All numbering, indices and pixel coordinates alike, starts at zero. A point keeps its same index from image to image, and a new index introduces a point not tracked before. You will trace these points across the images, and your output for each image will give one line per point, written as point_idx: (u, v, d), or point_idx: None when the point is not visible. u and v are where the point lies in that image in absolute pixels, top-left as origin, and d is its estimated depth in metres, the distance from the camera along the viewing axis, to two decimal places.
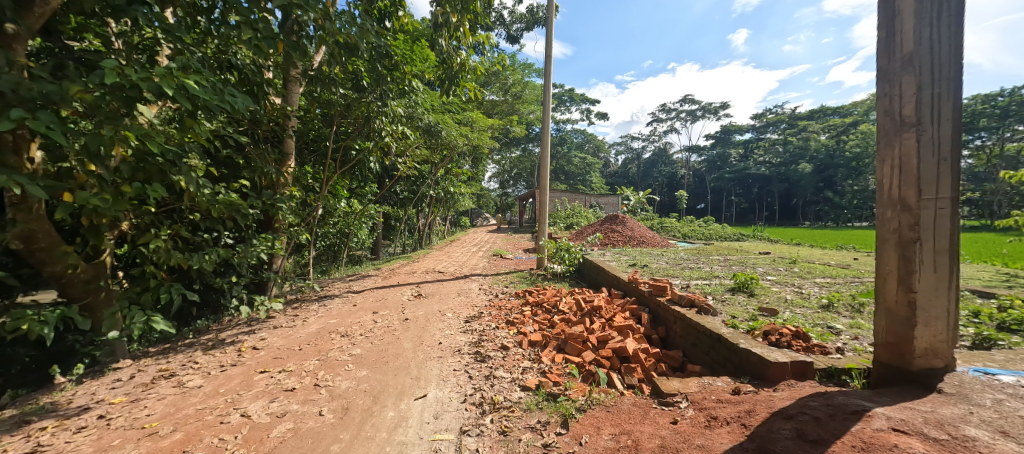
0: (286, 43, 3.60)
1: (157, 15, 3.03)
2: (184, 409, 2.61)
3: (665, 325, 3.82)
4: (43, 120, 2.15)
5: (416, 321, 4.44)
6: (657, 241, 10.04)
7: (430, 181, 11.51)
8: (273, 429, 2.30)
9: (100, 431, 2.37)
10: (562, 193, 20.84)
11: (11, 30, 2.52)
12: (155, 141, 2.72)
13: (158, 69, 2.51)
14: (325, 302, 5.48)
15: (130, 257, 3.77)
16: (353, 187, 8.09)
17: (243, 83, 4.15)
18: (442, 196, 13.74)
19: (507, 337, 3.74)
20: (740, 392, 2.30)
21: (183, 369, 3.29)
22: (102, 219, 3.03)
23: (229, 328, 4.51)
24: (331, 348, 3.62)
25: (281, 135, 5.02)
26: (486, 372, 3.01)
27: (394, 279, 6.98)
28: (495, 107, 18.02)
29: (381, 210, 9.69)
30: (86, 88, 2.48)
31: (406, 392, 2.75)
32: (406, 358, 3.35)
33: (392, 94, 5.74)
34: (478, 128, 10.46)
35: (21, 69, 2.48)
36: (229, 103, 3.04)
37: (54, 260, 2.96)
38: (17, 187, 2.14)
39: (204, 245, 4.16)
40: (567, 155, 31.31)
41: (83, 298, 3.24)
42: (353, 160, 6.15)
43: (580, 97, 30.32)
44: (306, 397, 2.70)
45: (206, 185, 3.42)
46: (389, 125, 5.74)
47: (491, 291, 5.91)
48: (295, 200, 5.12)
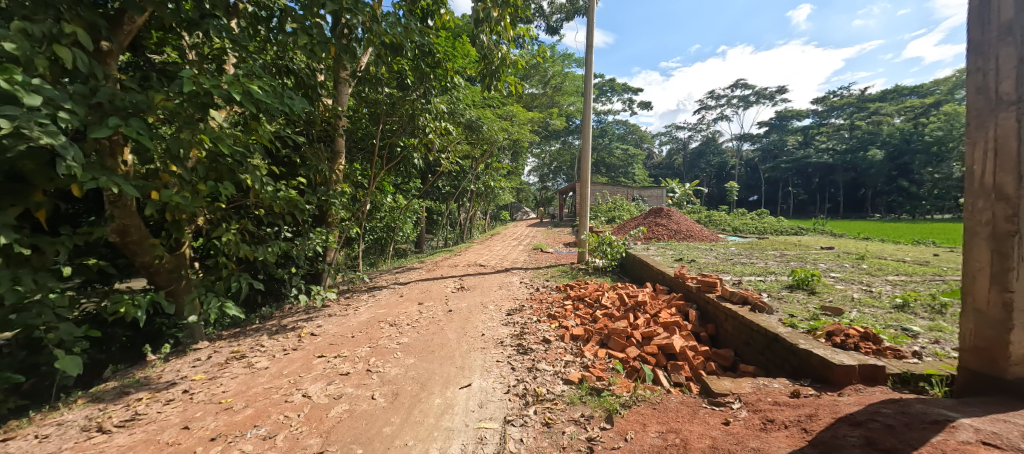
0: (337, 46, 3.79)
1: (225, 26, 3.29)
2: (253, 388, 2.85)
3: (714, 323, 3.66)
4: (135, 126, 2.41)
5: (459, 312, 4.56)
6: (705, 235, 9.59)
7: (471, 176, 11.69)
8: (331, 410, 2.47)
9: (185, 403, 2.65)
10: (604, 186, 20.44)
11: (107, 47, 2.84)
12: (225, 143, 2.98)
13: (227, 77, 2.74)
14: (374, 292, 5.77)
15: (205, 249, 4.17)
16: (398, 183, 8.41)
17: (299, 86, 4.42)
18: (483, 191, 13.94)
19: (549, 330, 3.74)
20: (799, 395, 2.16)
21: (251, 351, 3.60)
22: (183, 215, 3.37)
23: (290, 315, 4.86)
24: (381, 337, 3.81)
25: (332, 135, 5.30)
26: (527, 364, 3.04)
27: (437, 272, 7.20)
28: (535, 100, 17.90)
29: (425, 205, 10.00)
30: (168, 97, 2.75)
31: (451, 380, 2.84)
32: (451, 348, 3.46)
33: (435, 92, 5.87)
34: (518, 122, 10.48)
35: (116, 82, 2.79)
36: (288, 106, 3.25)
37: (144, 252, 3.33)
38: (115, 187, 2.44)
39: (267, 238, 4.49)
40: (608, 147, 30.58)
41: (168, 285, 3.62)
42: (399, 156, 6.38)
43: (622, 86, 29.38)
44: (359, 382, 2.86)
45: (268, 182, 3.70)
46: (432, 122, 5.88)
47: (532, 284, 5.94)
48: (346, 196, 5.40)
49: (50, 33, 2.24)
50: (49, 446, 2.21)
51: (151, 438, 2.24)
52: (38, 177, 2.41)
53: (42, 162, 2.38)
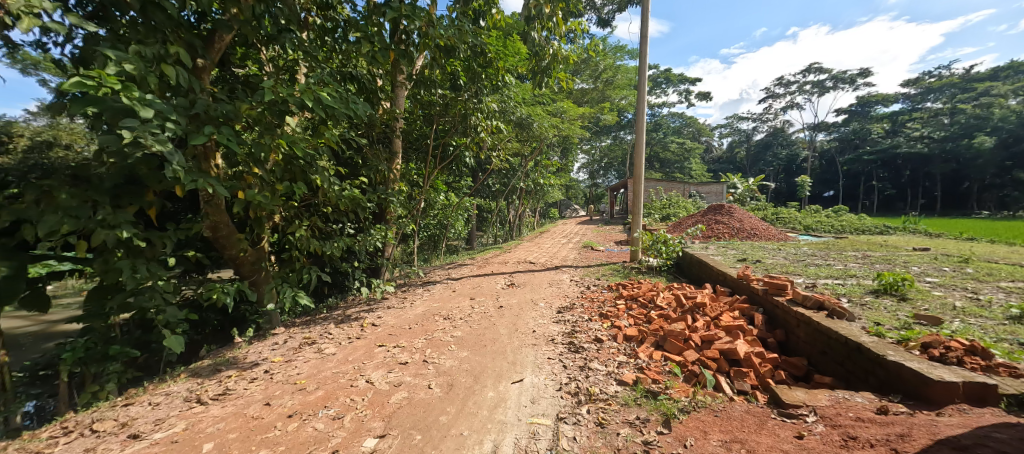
0: (395, 52, 3.98)
1: (297, 38, 3.58)
2: (323, 371, 3.10)
3: (784, 329, 3.38)
4: (226, 134, 2.71)
5: (510, 309, 4.62)
6: (773, 233, 8.89)
7: (520, 173, 11.75)
8: (392, 396, 2.62)
9: (266, 382, 2.94)
10: (658, 182, 19.63)
11: (201, 63, 3.20)
12: (299, 146, 3.25)
13: (301, 86, 2.99)
14: (428, 287, 6.00)
15: (281, 244, 4.57)
16: (450, 181, 8.67)
17: (361, 91, 4.70)
18: (532, 189, 13.95)
19: (601, 329, 3.68)
20: (887, 412, 1.95)
21: (320, 338, 3.90)
22: (263, 213, 3.72)
23: (353, 306, 5.21)
24: (436, 329, 3.96)
25: (390, 137, 5.57)
26: (579, 362, 3.01)
27: (488, 268, 7.34)
28: (586, 95, 17.58)
29: (476, 202, 10.22)
30: (251, 106, 3.05)
31: (503, 375, 2.88)
32: (503, 343, 3.51)
33: (487, 91, 5.98)
34: (568, 118, 10.36)
35: (210, 94, 3.15)
36: (352, 110, 3.47)
37: (232, 245, 3.73)
38: (210, 188, 2.75)
39: (333, 233, 4.84)
40: (663, 141, 29.26)
41: (251, 276, 4.03)
42: (451, 155, 6.58)
43: (678, 77, 27.94)
44: (417, 371, 3.00)
45: (334, 182, 3.97)
46: (484, 121, 5.97)
47: (582, 282, 5.87)
48: (403, 194, 5.66)
49: (159, 54, 2.58)
50: (160, 412, 2.55)
51: (239, 412, 2.51)
52: (151, 180, 2.79)
53: (154, 167, 2.74)
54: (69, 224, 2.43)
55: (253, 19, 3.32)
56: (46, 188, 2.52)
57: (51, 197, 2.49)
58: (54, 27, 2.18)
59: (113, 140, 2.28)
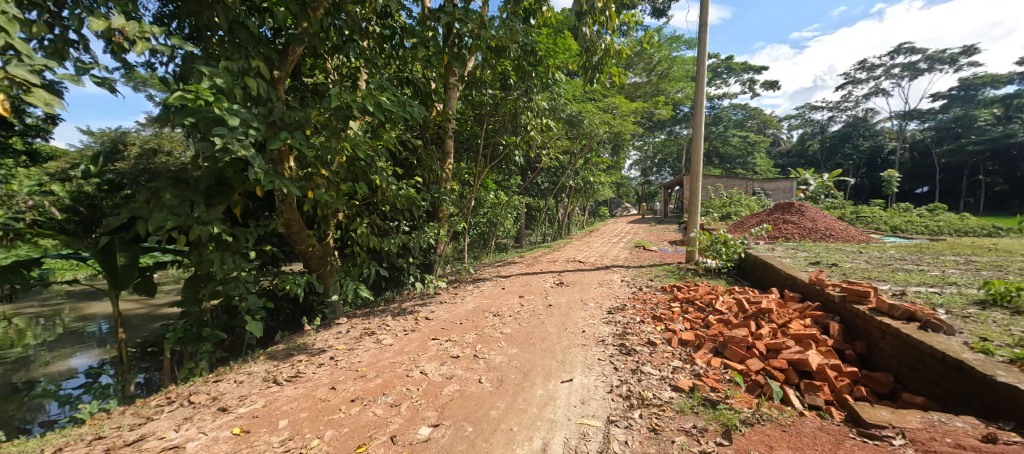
0: (449, 55, 4.11)
1: (360, 47, 3.82)
2: (382, 360, 3.29)
3: (865, 340, 3.05)
4: (299, 138, 2.95)
5: (559, 308, 4.59)
6: (852, 234, 8.04)
7: (570, 171, 11.61)
8: (445, 388, 2.72)
9: (332, 367, 3.17)
10: (717, 179, 18.49)
11: (277, 75, 3.51)
12: (361, 148, 3.46)
13: (363, 91, 3.19)
14: (478, 283, 6.14)
15: (344, 240, 4.90)
16: (500, 180, 8.78)
17: (416, 94, 4.90)
18: (581, 187, 13.72)
19: (654, 332, 3.54)
20: (996, 441, 1.70)
21: (379, 329, 4.13)
22: (329, 211, 4.01)
23: (408, 299, 5.46)
24: (486, 325, 4.04)
25: (442, 137, 5.76)
26: (631, 365, 2.93)
27: (537, 267, 7.35)
28: (639, 90, 16.97)
29: (524, 201, 10.25)
30: (319, 112, 3.30)
31: (553, 373, 2.88)
32: (552, 341, 3.51)
33: (537, 89, 5.98)
34: (620, 114, 10.06)
35: (285, 102, 3.45)
36: (409, 113, 3.63)
37: (303, 241, 4.07)
38: (285, 188, 3.02)
39: (391, 231, 5.10)
40: (723, 135, 27.46)
41: (319, 269, 4.36)
42: (501, 155, 6.65)
43: (741, 66, 26.05)
44: (468, 365, 3.09)
45: (392, 182, 4.18)
46: (534, 119, 5.98)
47: (634, 283, 5.69)
48: (455, 193, 5.82)
49: (243, 68, 2.87)
50: (243, 389, 2.85)
51: (308, 394, 2.73)
52: (236, 181, 3.12)
53: (238, 170, 3.06)
54: (172, 220, 2.78)
55: (321, 31, 3.58)
56: (154, 189, 2.90)
57: (158, 197, 2.86)
58: (161, 49, 2.50)
59: (207, 146, 2.58)
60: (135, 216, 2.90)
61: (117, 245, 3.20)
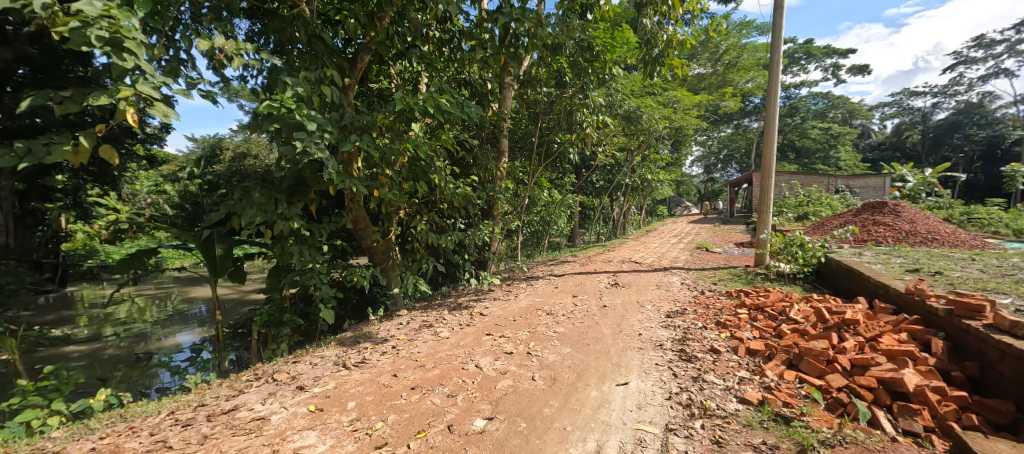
0: (506, 55, 4.16)
1: (422, 53, 4.00)
2: (439, 352, 3.43)
3: (978, 361, 2.64)
4: (366, 141, 3.16)
5: (613, 309, 4.48)
6: (962, 239, 6.96)
7: (627, 169, 11.21)
8: (499, 382, 2.77)
9: (394, 356, 3.37)
10: (791, 176, 16.90)
11: (348, 82, 3.78)
12: (422, 149, 3.63)
13: (425, 95, 3.34)
14: (531, 282, 6.17)
15: (405, 236, 5.17)
16: (553, 178, 8.75)
17: (474, 95, 5.02)
18: (638, 185, 13.22)
19: (718, 340, 3.34)
20: None
21: (436, 322, 4.31)
22: (392, 208, 4.25)
23: (463, 295, 5.63)
24: (539, 323, 4.06)
25: (498, 137, 5.84)
26: (692, 373, 2.78)
27: (590, 266, 7.23)
28: (703, 81, 15.97)
29: (579, 199, 10.10)
30: (385, 116, 3.51)
31: (607, 375, 2.82)
32: (606, 343, 3.44)
33: (593, 85, 5.85)
34: (682, 107, 9.55)
35: (355, 108, 3.71)
36: (467, 113, 3.74)
37: (369, 236, 4.35)
38: (354, 187, 3.25)
39: (448, 228, 5.29)
40: (800, 127, 25.00)
41: (382, 263, 4.65)
42: (556, 153, 6.61)
43: (823, 50, 23.53)
44: (521, 362, 3.12)
45: (450, 180, 4.34)
46: (589, 116, 5.86)
47: (695, 286, 5.40)
48: (509, 191, 5.89)
49: (320, 77, 3.13)
50: (318, 371, 3.12)
51: (373, 379, 2.92)
52: (312, 181, 3.41)
53: (314, 170, 3.34)
54: (260, 216, 3.12)
55: (387, 38, 3.80)
56: (246, 189, 3.26)
57: (249, 195, 3.22)
58: (253, 63, 2.81)
59: (289, 149, 2.85)
60: (231, 212, 3.28)
61: (216, 238, 3.64)
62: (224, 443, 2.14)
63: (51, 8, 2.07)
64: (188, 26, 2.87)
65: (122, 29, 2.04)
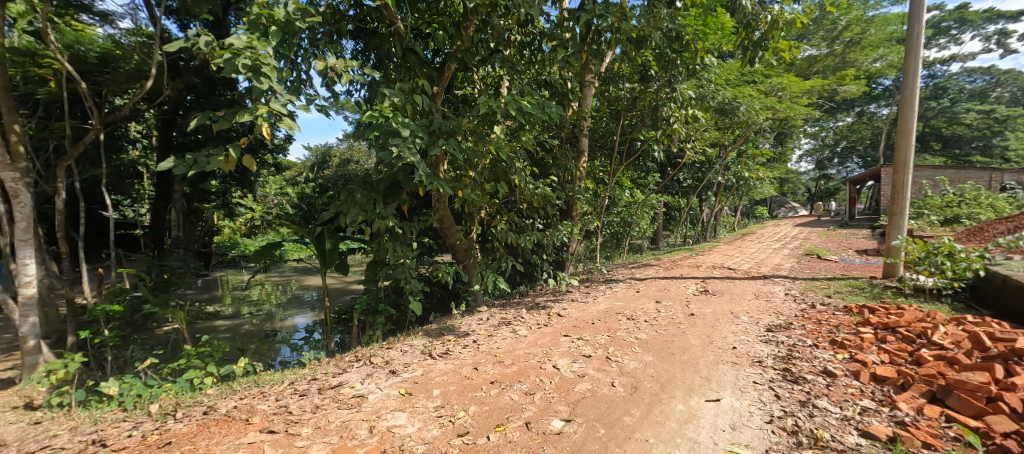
0: (589, 52, 4.07)
1: (505, 57, 4.11)
2: (518, 349, 3.50)
3: None
4: (452, 144, 3.33)
5: (703, 318, 4.14)
6: None
7: (719, 166, 10.25)
8: (577, 385, 2.74)
9: (474, 350, 3.52)
10: (935, 171, 13.98)
11: (436, 90, 4.03)
12: (503, 151, 3.73)
13: (507, 97, 3.42)
14: (611, 284, 5.98)
15: (486, 236, 5.36)
16: (636, 178, 8.37)
17: (554, 95, 5.02)
18: (733, 184, 12.02)
19: (833, 361, 2.89)
20: None
21: (515, 319, 4.40)
22: (474, 208, 4.44)
23: (541, 294, 5.66)
24: (619, 328, 3.92)
25: (577, 136, 5.75)
26: (799, 396, 2.45)
27: (676, 271, 6.77)
28: (815, 64, 13.96)
29: (663, 200, 9.51)
30: (469, 120, 3.68)
31: (696, 390, 2.62)
32: (694, 354, 3.20)
33: (682, 78, 5.46)
34: (789, 96, 8.46)
35: (442, 113, 3.94)
36: (547, 114, 3.75)
37: (453, 234, 4.59)
38: (440, 188, 3.46)
39: (527, 228, 5.36)
40: (950, 112, 20.53)
41: (465, 261, 4.89)
42: (638, 151, 6.32)
43: (984, 14, 19.06)
44: (600, 366, 3.05)
45: (529, 180, 4.39)
46: (677, 111, 5.48)
47: (803, 298, 4.76)
48: (589, 191, 5.75)
49: (413, 87, 3.39)
50: (408, 358, 3.39)
51: (456, 370, 3.09)
52: (405, 183, 3.71)
53: (407, 173, 3.63)
54: (362, 215, 3.48)
55: (471, 46, 3.98)
56: (350, 191, 3.66)
57: (353, 196, 3.61)
58: (358, 79, 3.13)
59: (386, 154, 3.12)
60: (338, 211, 3.71)
61: (326, 234, 4.15)
62: (332, 415, 2.43)
63: (213, 44, 2.55)
64: (308, 51, 3.30)
65: (259, 57, 2.43)
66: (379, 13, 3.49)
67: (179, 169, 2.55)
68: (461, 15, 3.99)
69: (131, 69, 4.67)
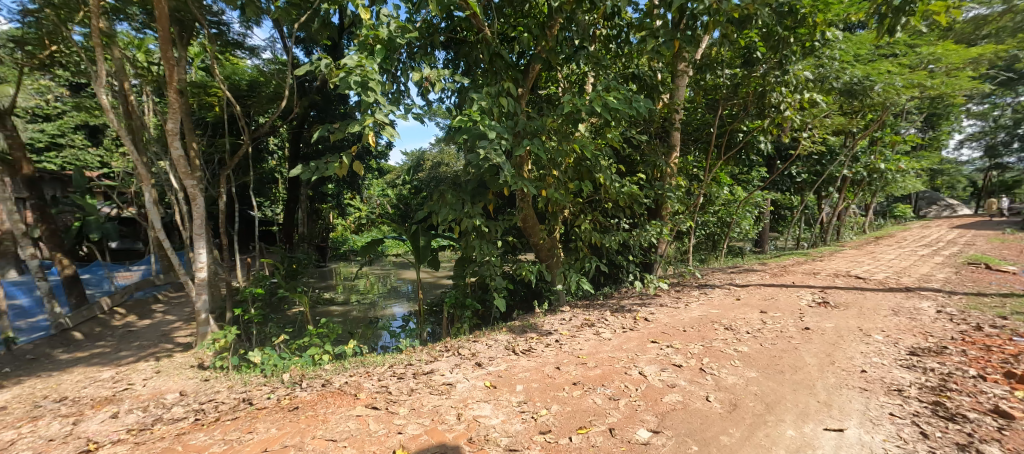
0: (682, 38, 3.77)
1: (590, 53, 4.02)
2: (601, 352, 3.42)
3: None
4: (537, 144, 3.35)
5: (821, 334, 3.59)
6: None
7: (843, 157, 8.78)
8: (666, 396, 2.58)
9: (556, 349, 3.51)
10: None
11: (520, 92, 4.11)
12: (588, 149, 3.66)
13: (592, 94, 3.34)
14: (706, 290, 5.49)
15: (569, 235, 5.31)
16: (736, 173, 7.57)
17: (641, 88, 4.76)
18: (863, 178, 10.21)
19: (1009, 399, 2.29)
20: None
21: (598, 322, 4.28)
22: (558, 208, 4.44)
23: (626, 297, 5.43)
24: (715, 338, 3.60)
25: (668, 130, 5.39)
26: (956, 437, 1.98)
27: (786, 278, 5.97)
28: (984, 26, 10.09)
29: (770, 197, 8.46)
30: (553, 120, 3.67)
31: (811, 415, 2.28)
32: (809, 375, 2.79)
33: (796, 58, 4.78)
34: (946, 68, 6.87)
35: (527, 114, 4.01)
36: (635, 108, 3.58)
37: (536, 234, 4.64)
38: (524, 187, 3.51)
39: (611, 227, 5.19)
40: None
41: (548, 260, 4.92)
42: (740, 143, 5.74)
43: None
44: (693, 378, 2.83)
45: (615, 179, 4.24)
46: (790, 96, 4.82)
47: (963, 318, 3.86)
48: (681, 189, 5.35)
49: (499, 90, 3.50)
50: (493, 352, 3.52)
51: (539, 368, 3.12)
52: (491, 183, 3.85)
53: (493, 174, 3.76)
54: (451, 214, 3.70)
55: (556, 45, 3.97)
56: (441, 191, 3.92)
57: (444, 196, 3.87)
58: (448, 86, 3.32)
59: (474, 157, 3.27)
60: (431, 211, 3.99)
61: (420, 231, 4.49)
62: (424, 399, 2.63)
63: (331, 65, 2.92)
64: (406, 64, 3.61)
65: (367, 73, 2.71)
66: (469, 22, 3.71)
67: (305, 175, 2.97)
68: (546, 16, 4.02)
69: (270, 92, 5.56)
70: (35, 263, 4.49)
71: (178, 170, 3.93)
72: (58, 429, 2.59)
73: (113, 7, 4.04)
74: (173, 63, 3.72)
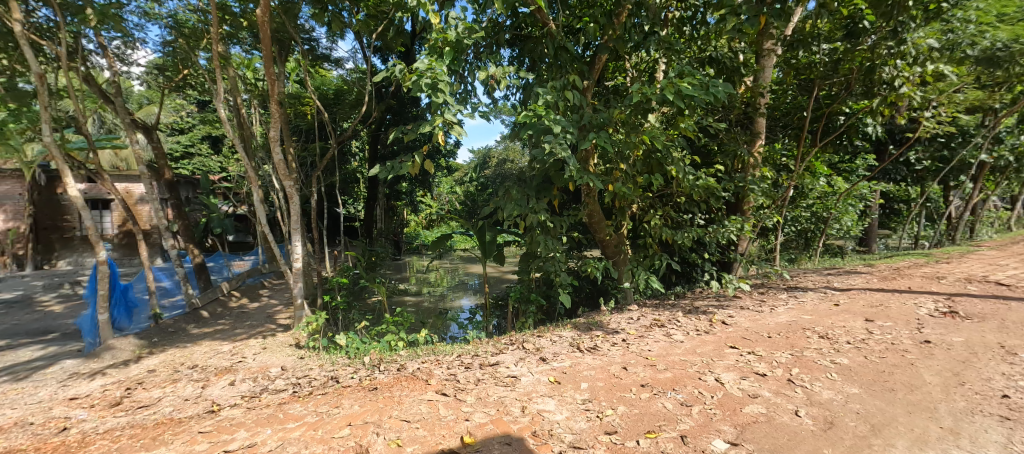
0: (769, 13, 3.39)
1: (662, 39, 3.79)
2: (672, 354, 3.24)
3: None
4: (603, 136, 3.24)
5: (947, 350, 3.04)
6: None
7: (980, 139, 7.34)
8: (747, 406, 2.37)
9: (623, 349, 3.40)
10: None
11: (587, 84, 4.01)
12: (658, 139, 3.46)
13: (663, 81, 3.14)
14: (796, 293, 4.94)
15: (638, 231, 5.10)
16: (835, 162, 6.71)
17: (720, 72, 4.39)
18: (1008, 163, 8.44)
19: None
20: None
21: (669, 322, 4.06)
22: (625, 202, 4.27)
23: (701, 297, 5.08)
24: (807, 347, 3.22)
25: (751, 117, 4.91)
26: None
27: (899, 282, 5.15)
28: None
29: (878, 189, 7.36)
30: (620, 110, 3.53)
31: (931, 442, 1.94)
32: (929, 396, 2.38)
33: (915, 23, 4.07)
34: None
35: (593, 107, 3.90)
36: (712, 94, 3.30)
37: (602, 230, 4.51)
38: (589, 181, 3.43)
39: (685, 223, 4.87)
40: None
41: (614, 256, 4.77)
42: (841, 126, 5.10)
43: None
44: (779, 389, 2.56)
45: (689, 171, 3.96)
46: (907, 69, 4.17)
47: None
48: (767, 181, 4.85)
49: (564, 84, 3.44)
50: (557, 348, 3.51)
51: (605, 367, 3.04)
52: (556, 179, 3.82)
53: (558, 169, 3.73)
54: (516, 209, 3.74)
55: (624, 33, 3.79)
56: (507, 188, 3.97)
57: (509, 192, 3.91)
58: (514, 81, 3.34)
59: (538, 152, 3.26)
60: (497, 207, 4.07)
61: (486, 227, 4.60)
62: (490, 389, 2.70)
63: (404, 70, 3.10)
64: (473, 63, 3.71)
65: (437, 75, 2.84)
66: (533, 18, 3.71)
67: (382, 174, 3.20)
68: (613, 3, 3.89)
69: (352, 99, 6.05)
70: (173, 252, 5.38)
71: (279, 172, 4.45)
72: (191, 391, 3.09)
73: (228, 32, 4.69)
74: (275, 77, 4.21)
